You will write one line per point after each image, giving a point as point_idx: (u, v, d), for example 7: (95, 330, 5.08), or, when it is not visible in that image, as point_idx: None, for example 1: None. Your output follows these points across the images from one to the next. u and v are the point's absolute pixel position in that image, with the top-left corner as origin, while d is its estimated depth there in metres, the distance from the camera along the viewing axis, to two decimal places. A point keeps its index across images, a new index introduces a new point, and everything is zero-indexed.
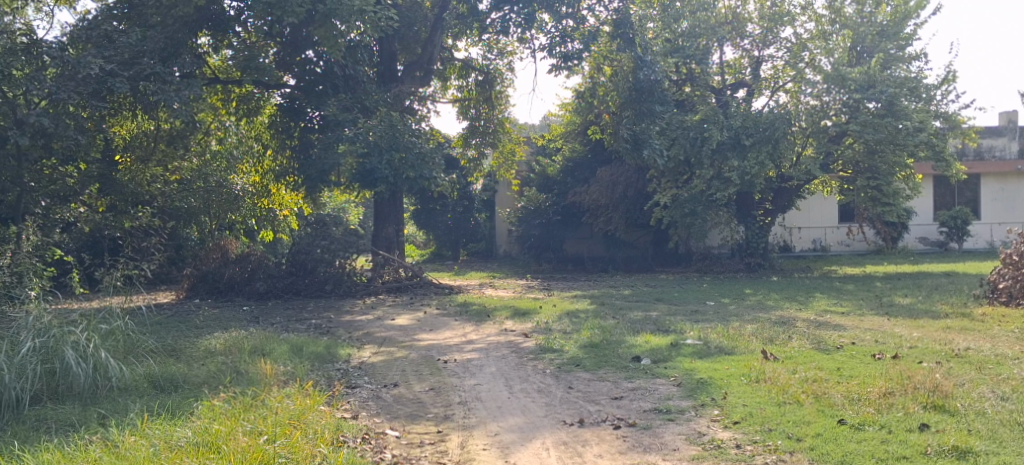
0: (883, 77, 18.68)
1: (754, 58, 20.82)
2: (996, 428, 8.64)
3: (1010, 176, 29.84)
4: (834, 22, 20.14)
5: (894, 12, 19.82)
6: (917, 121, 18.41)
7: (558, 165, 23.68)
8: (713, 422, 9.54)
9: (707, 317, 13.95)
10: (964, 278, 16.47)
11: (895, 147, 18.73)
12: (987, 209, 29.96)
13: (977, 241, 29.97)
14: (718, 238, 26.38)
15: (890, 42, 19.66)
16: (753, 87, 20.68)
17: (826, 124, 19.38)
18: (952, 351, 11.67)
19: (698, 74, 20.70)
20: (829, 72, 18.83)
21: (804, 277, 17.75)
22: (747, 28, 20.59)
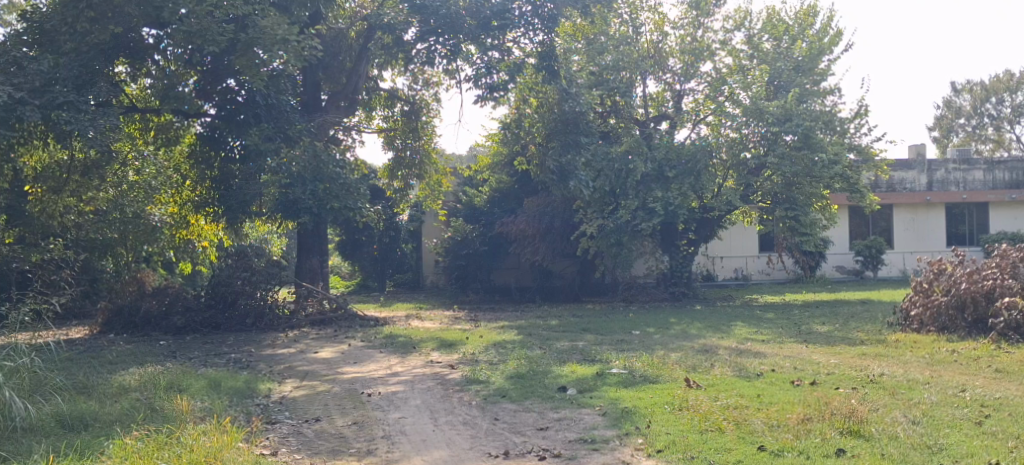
0: (799, 111, 19.15)
1: (676, 91, 21.31)
2: (908, 453, 8.88)
3: (920, 207, 31.01)
4: (752, 57, 20.60)
5: (809, 48, 20.45)
6: (832, 154, 18.98)
7: (485, 196, 24.01)
8: (638, 450, 9.60)
9: (633, 346, 14.02)
10: (879, 306, 16.98)
11: (812, 179, 19.33)
12: (900, 238, 31.04)
13: (891, 269, 30.92)
14: (645, 268, 26.75)
15: (805, 77, 20.41)
16: (676, 119, 21.15)
17: (746, 155, 19.75)
18: (867, 377, 11.99)
19: (621, 107, 20.93)
20: (747, 105, 19.25)
21: (727, 306, 18.05)
22: (668, 62, 21.20)
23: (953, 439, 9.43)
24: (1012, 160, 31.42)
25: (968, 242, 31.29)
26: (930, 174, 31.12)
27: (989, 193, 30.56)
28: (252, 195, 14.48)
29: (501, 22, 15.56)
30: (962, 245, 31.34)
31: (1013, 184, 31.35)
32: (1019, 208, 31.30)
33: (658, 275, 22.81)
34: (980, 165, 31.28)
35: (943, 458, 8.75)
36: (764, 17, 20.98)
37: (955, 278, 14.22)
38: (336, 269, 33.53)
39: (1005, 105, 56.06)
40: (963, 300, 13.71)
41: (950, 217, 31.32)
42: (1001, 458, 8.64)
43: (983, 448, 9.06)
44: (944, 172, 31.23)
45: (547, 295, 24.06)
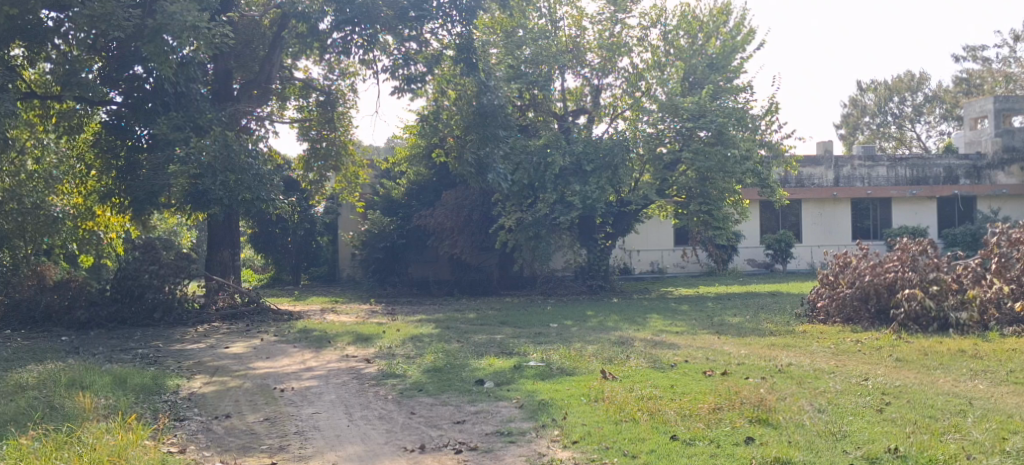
0: (713, 108, 19.54)
1: (595, 87, 21.44)
2: (813, 440, 9.16)
3: (827, 202, 32.23)
4: (669, 54, 21.09)
5: (722, 46, 21.01)
6: (744, 150, 19.51)
7: (403, 189, 23.76)
8: (554, 442, 9.65)
9: (550, 339, 14.11)
10: (788, 298, 17.50)
11: (725, 175, 19.66)
12: (809, 232, 32.14)
13: (799, 263, 32.01)
14: (563, 261, 27.13)
15: (719, 74, 20.79)
16: (593, 114, 21.51)
17: (661, 150, 20.25)
18: (776, 367, 12.33)
19: (540, 101, 21.28)
20: (663, 101, 19.73)
21: (642, 298, 18.32)
22: (586, 56, 21.24)
23: (856, 426, 9.75)
24: (913, 158, 32.63)
25: (872, 236, 32.62)
26: (837, 171, 32.06)
27: (891, 189, 31.85)
28: (159, 185, 14.08)
29: (417, 12, 15.53)
30: (866, 239, 32.68)
31: (914, 180, 32.52)
32: (920, 204, 32.55)
33: (576, 269, 23.04)
34: (884, 162, 32.35)
35: (846, 445, 9.04)
36: (679, 14, 21.31)
37: (859, 270, 14.85)
38: (250, 262, 32.83)
39: (906, 105, 58.53)
40: (867, 292, 14.30)
41: (855, 211, 32.56)
42: (899, 443, 8.96)
43: (883, 434, 9.40)
44: (850, 168, 32.16)
45: (465, 288, 24.07)
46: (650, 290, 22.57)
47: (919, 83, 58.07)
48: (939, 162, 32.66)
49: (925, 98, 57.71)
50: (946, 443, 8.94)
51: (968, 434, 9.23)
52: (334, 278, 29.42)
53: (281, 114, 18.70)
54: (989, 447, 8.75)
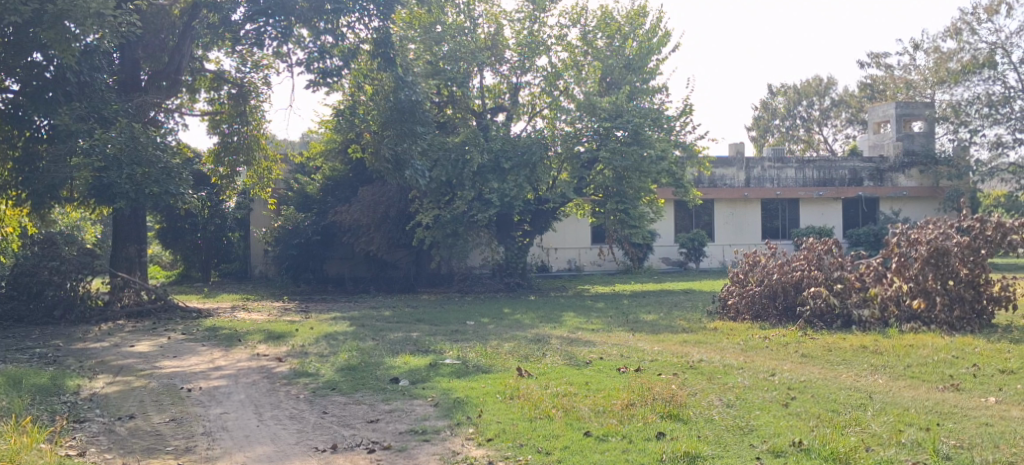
0: (628, 108, 19.96)
1: (513, 85, 21.51)
2: (721, 434, 9.38)
3: (739, 202, 33.03)
4: (586, 53, 21.32)
5: (639, 47, 21.39)
6: (659, 150, 19.80)
7: (319, 184, 23.28)
8: (468, 440, 9.63)
9: (467, 337, 14.08)
10: (700, 296, 17.90)
11: (641, 174, 20.01)
12: (721, 232, 32.97)
13: (711, 261, 32.81)
14: (480, 259, 27.33)
15: (635, 75, 21.36)
16: (512, 112, 21.46)
17: (579, 149, 20.49)
18: (687, 363, 12.57)
19: (458, 97, 20.99)
20: (581, 101, 20.08)
21: (560, 296, 18.46)
22: (505, 54, 21.36)
23: (763, 420, 10.00)
24: (821, 160, 33.73)
25: (781, 236, 33.45)
26: (748, 171, 32.93)
27: (799, 190, 32.88)
28: (61, 179, 13.40)
29: (334, 5, 15.18)
30: (775, 239, 33.50)
31: (820, 182, 33.65)
32: (826, 205, 33.65)
33: (494, 266, 23.07)
34: (792, 164, 33.37)
35: (753, 439, 9.27)
36: (597, 15, 21.58)
37: (768, 269, 15.24)
38: (158, 258, 31.89)
39: (815, 108, 60.44)
40: (775, 289, 14.76)
41: (765, 211, 33.40)
42: (803, 437, 9.23)
43: (788, 428, 9.66)
44: (761, 169, 33.07)
45: (382, 285, 23.88)
46: (567, 287, 22.79)
47: (826, 87, 59.97)
48: (845, 164, 33.78)
49: (832, 102, 59.65)
50: (847, 436, 9.22)
51: (868, 427, 9.56)
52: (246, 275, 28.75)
53: (190, 107, 18.23)
54: (886, 439, 9.09)
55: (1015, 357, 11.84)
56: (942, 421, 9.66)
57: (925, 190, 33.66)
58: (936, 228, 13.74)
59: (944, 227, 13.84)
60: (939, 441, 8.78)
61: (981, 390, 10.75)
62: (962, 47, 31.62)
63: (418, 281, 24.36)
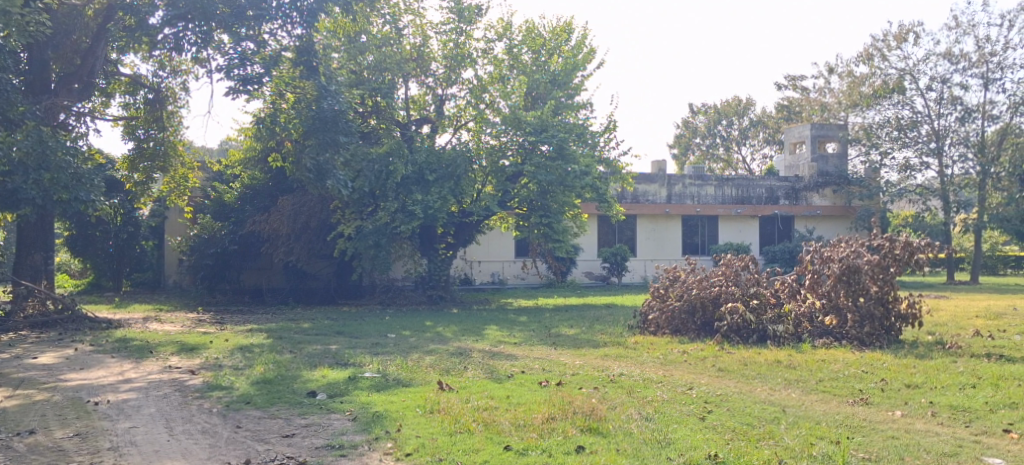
0: (554, 123, 20.23)
1: (438, 96, 21.69)
2: (639, 447, 9.47)
3: (660, 217, 33.65)
4: (512, 67, 21.58)
5: (564, 63, 21.54)
6: (584, 165, 20.21)
7: (236, 192, 22.66)
8: (386, 455, 9.50)
9: (387, 350, 13.94)
10: (621, 310, 18.10)
11: (565, 188, 20.37)
12: (642, 246, 33.52)
13: (633, 276, 33.31)
14: (403, 271, 27.36)
15: (560, 90, 21.40)
16: (437, 124, 21.61)
17: (504, 163, 20.59)
18: (608, 377, 12.66)
19: (383, 108, 20.82)
20: (507, 114, 20.11)
21: (483, 309, 18.43)
22: (430, 65, 21.45)
23: (680, 433, 10.14)
24: (739, 178, 34.65)
25: (700, 252, 34.23)
26: (670, 188, 33.59)
27: (719, 207, 33.66)
28: None
29: (257, 12, 15.06)
30: (695, 254, 34.24)
31: (739, 200, 34.56)
32: (744, 222, 34.61)
33: (415, 278, 22.93)
34: (712, 181, 34.19)
35: (670, 452, 9.39)
36: (523, 29, 21.85)
37: (687, 284, 15.51)
38: (65, 267, 30.75)
39: (734, 128, 62.06)
40: (693, 305, 15.00)
41: (686, 228, 34.10)
42: (718, 449, 9.38)
43: (704, 441, 9.81)
44: (682, 186, 33.82)
45: (301, 296, 23.44)
46: (489, 301, 22.77)
47: (745, 108, 61.63)
48: (761, 183, 34.78)
49: (750, 122, 61.44)
50: (761, 449, 9.40)
51: (781, 440, 9.77)
52: (159, 285, 27.86)
53: (102, 111, 17.65)
54: (798, 452, 9.29)
55: (920, 372, 12.29)
56: (851, 435, 9.93)
57: (838, 209, 35.00)
58: (849, 245, 14.27)
59: (855, 245, 14.34)
60: (848, 454, 9.02)
61: (888, 404, 11.11)
62: (873, 72, 32.74)
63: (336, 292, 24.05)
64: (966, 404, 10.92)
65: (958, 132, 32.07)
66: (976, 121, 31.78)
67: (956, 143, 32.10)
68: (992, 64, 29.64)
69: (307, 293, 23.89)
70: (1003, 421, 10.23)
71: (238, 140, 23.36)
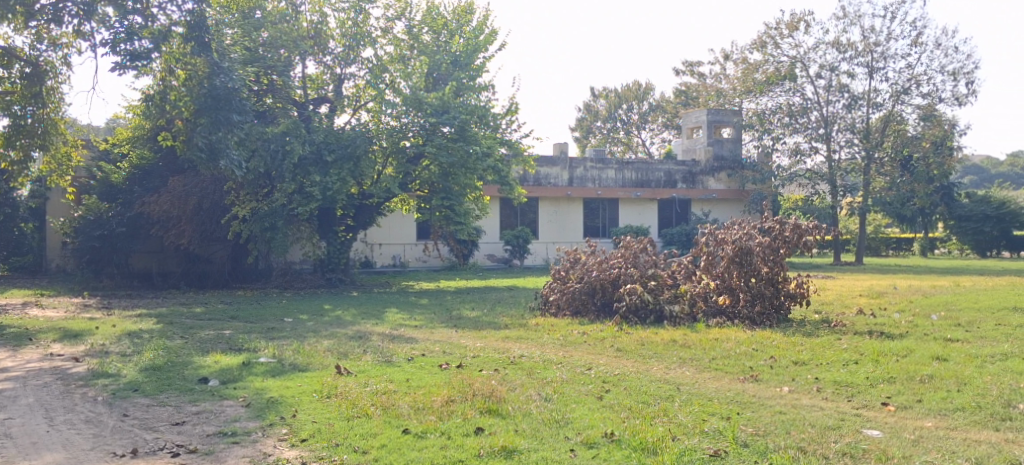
0: (455, 104, 20.34)
1: (337, 75, 21.37)
2: (538, 427, 9.57)
3: (562, 200, 34.03)
4: (412, 47, 21.45)
5: (464, 44, 21.87)
6: (485, 147, 20.28)
7: (124, 173, 21.79)
8: (281, 441, 9.31)
9: (284, 334, 13.70)
10: (523, 292, 18.26)
11: (467, 171, 20.51)
12: (544, 229, 33.80)
13: (535, 259, 33.72)
14: (301, 254, 27.18)
15: (462, 71, 21.63)
16: (336, 104, 21.18)
17: (405, 144, 20.30)
18: (508, 358, 12.71)
19: (279, 87, 20.44)
20: (407, 94, 20.01)
21: (383, 292, 18.31)
22: (329, 44, 21.00)
23: (578, 412, 10.28)
24: (639, 162, 35.48)
25: (601, 234, 34.81)
26: (571, 171, 34.03)
27: (619, 190, 34.32)
28: None
29: None
30: (596, 237, 34.84)
31: (639, 183, 35.36)
32: (643, 205, 35.43)
33: (314, 262, 22.62)
34: (613, 165, 34.92)
35: (568, 431, 9.52)
36: (423, 9, 21.64)
37: (587, 266, 15.77)
38: None
39: (634, 112, 63.42)
40: (594, 286, 15.32)
41: (587, 210, 34.60)
42: (614, 428, 9.54)
43: (601, 420, 9.95)
44: (583, 169, 34.36)
45: (194, 280, 22.79)
46: (389, 283, 22.71)
47: (645, 92, 63.28)
48: (660, 167, 35.72)
49: (650, 107, 63.06)
50: (655, 426, 9.59)
51: (674, 417, 10.00)
52: (41, 269, 26.61)
53: None
54: (691, 429, 9.53)
55: (807, 350, 12.78)
56: (741, 410, 10.24)
57: (732, 192, 36.48)
58: (741, 227, 14.69)
59: (747, 227, 14.79)
60: (737, 429, 9.31)
61: (777, 380, 11.52)
62: (767, 59, 33.68)
63: (232, 276, 23.47)
64: (849, 379, 11.42)
65: (845, 118, 33.26)
66: (861, 108, 33.05)
67: (842, 129, 33.34)
68: (876, 53, 30.93)
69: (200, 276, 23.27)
70: (882, 395, 10.75)
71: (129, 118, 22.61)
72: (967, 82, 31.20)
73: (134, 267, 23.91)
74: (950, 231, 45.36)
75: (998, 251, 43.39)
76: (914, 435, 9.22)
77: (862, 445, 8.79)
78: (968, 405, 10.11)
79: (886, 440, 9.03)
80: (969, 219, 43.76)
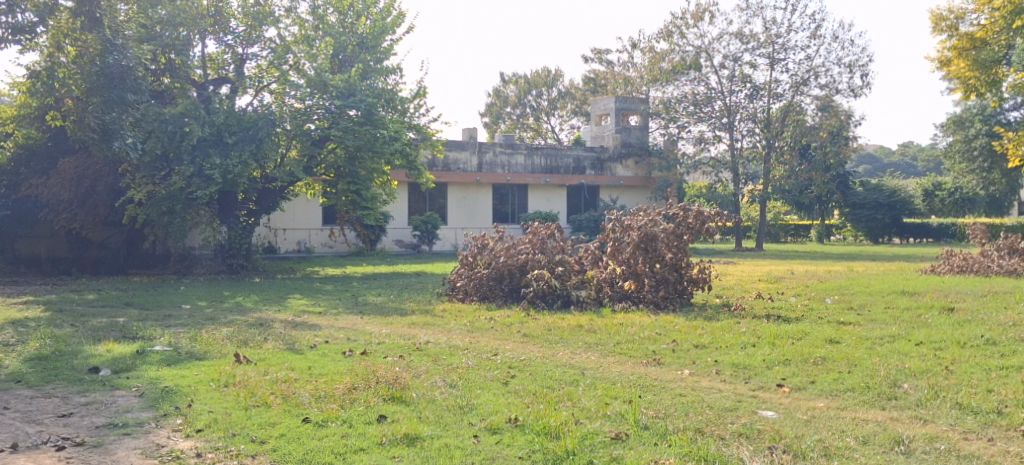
0: (362, 87, 20.20)
1: (238, 55, 20.94)
2: (442, 414, 9.54)
3: (471, 186, 34.07)
4: (317, 28, 20.99)
5: (372, 26, 21.33)
6: (392, 131, 20.25)
7: (10, 153, 20.59)
8: (175, 431, 9.03)
9: (181, 322, 13.42)
10: (430, 278, 18.23)
11: (374, 155, 20.27)
12: (453, 215, 33.85)
13: (444, 244, 33.86)
14: (202, 240, 26.64)
15: (369, 54, 21.29)
16: (237, 85, 20.83)
17: (309, 127, 20.03)
18: (414, 345, 12.65)
19: (177, 66, 19.89)
20: (311, 76, 19.71)
21: (286, 278, 17.99)
22: (229, 24, 20.73)
23: (483, 398, 10.29)
24: (547, 148, 35.68)
25: (509, 220, 35.07)
26: (480, 156, 34.05)
27: (528, 176, 34.53)
28: None
29: None
30: (504, 223, 35.08)
31: (547, 169, 35.57)
32: (552, 191, 35.76)
33: (215, 247, 22.09)
34: (522, 151, 34.99)
35: (472, 418, 9.51)
36: None
37: (495, 252, 15.86)
38: None
39: (543, 99, 64.07)
40: (501, 272, 15.46)
41: (496, 196, 34.79)
42: (519, 413, 9.57)
43: (506, 405, 9.96)
44: (492, 154, 34.36)
45: (87, 266, 22.04)
46: (293, 270, 22.23)
47: (554, 79, 63.98)
48: (568, 152, 36.04)
49: (558, 93, 63.78)
50: (558, 410, 9.66)
51: (578, 401, 10.11)
52: None
53: None
54: (594, 412, 9.62)
55: (707, 333, 13.11)
56: (642, 394, 10.41)
57: (639, 179, 37.02)
58: (646, 213, 14.91)
59: (653, 214, 15.01)
60: (638, 412, 9.45)
61: (678, 364, 11.77)
62: (673, 48, 34.29)
63: (127, 261, 22.92)
64: (746, 362, 11.76)
65: (747, 108, 34.19)
66: (762, 99, 33.90)
67: (744, 119, 34.26)
68: (777, 45, 31.78)
69: (93, 262, 22.40)
70: (777, 377, 11.10)
71: (14, 96, 21.37)
72: (862, 75, 32.36)
73: (20, 252, 22.77)
74: (844, 218, 47.41)
75: (889, 238, 45.62)
76: (806, 415, 9.54)
77: (757, 426, 9.03)
78: (857, 385, 10.51)
79: (779, 421, 9.33)
80: (862, 207, 45.68)
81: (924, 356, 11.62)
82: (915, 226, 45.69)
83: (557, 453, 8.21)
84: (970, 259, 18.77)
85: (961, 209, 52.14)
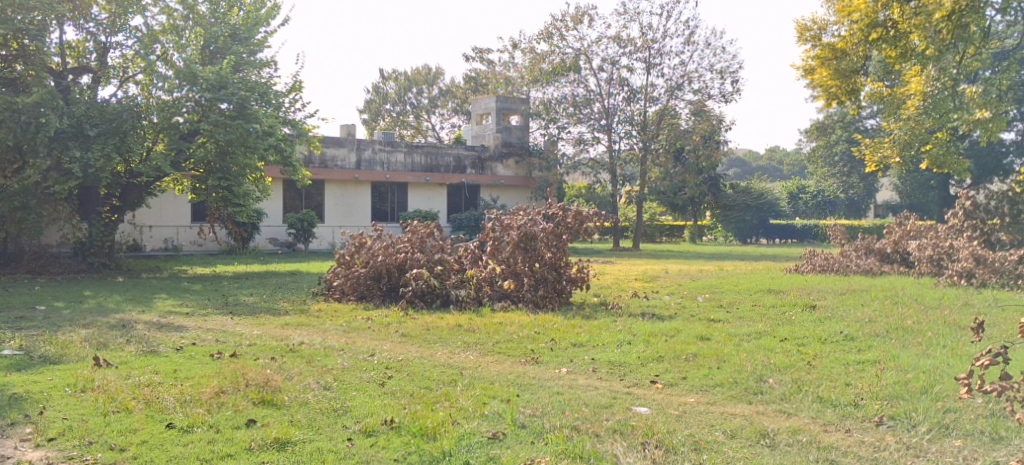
0: (234, 80, 19.37)
1: (99, 43, 19.91)
2: (314, 418, 9.26)
3: (348, 184, 33.59)
4: (187, 18, 20.41)
5: (245, 17, 20.89)
6: (266, 125, 19.58)
7: None
8: (24, 441, 8.44)
9: (34, 324, 12.60)
10: (305, 277, 17.84)
11: (246, 149, 19.54)
12: (330, 213, 33.28)
13: (320, 243, 33.25)
14: (58, 236, 25.60)
15: (241, 45, 20.59)
16: (99, 74, 19.84)
17: (178, 119, 19.33)
18: (287, 346, 12.28)
19: (31, 52, 18.69)
20: (180, 67, 18.90)
21: (153, 277, 17.18)
22: (91, 10, 19.73)
23: (358, 400, 10.08)
24: (427, 147, 35.53)
25: (389, 218, 34.71)
26: (359, 153, 33.53)
27: (407, 174, 34.31)
28: None
29: None
30: (383, 221, 34.66)
31: (428, 167, 35.42)
32: (432, 190, 35.71)
33: (75, 245, 20.88)
34: (401, 148, 34.66)
35: (346, 420, 9.28)
36: None
37: (373, 250, 15.65)
38: None
39: (423, 97, 63.91)
40: (379, 271, 15.27)
41: (375, 194, 34.38)
42: (395, 415, 9.40)
43: (381, 407, 9.75)
44: (371, 152, 33.89)
45: None
46: (158, 270, 20.77)
47: (434, 77, 63.96)
48: (449, 152, 36.04)
49: (439, 91, 63.80)
50: (435, 411, 9.52)
51: (455, 401, 10.02)
52: None
53: None
54: (471, 412, 9.54)
55: (585, 332, 13.28)
56: (519, 393, 10.40)
57: (520, 179, 37.40)
58: (525, 213, 15.01)
59: (533, 214, 15.12)
60: (516, 411, 9.45)
61: (556, 362, 11.88)
62: (553, 50, 34.75)
63: None
64: (622, 360, 11.97)
65: (624, 111, 35.29)
66: (639, 102, 34.95)
67: (623, 121, 35.24)
68: (653, 50, 32.71)
69: None
70: (651, 373, 11.35)
71: None
72: (733, 81, 33.71)
73: None
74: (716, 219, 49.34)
75: (757, 238, 47.72)
76: (677, 411, 9.77)
77: (631, 422, 9.18)
78: (726, 380, 10.87)
79: (653, 416, 9.53)
80: (733, 209, 47.63)
81: (787, 352, 12.13)
82: (780, 228, 47.94)
83: (433, 454, 8.09)
84: (830, 260, 19.79)
85: (823, 211, 55.08)
